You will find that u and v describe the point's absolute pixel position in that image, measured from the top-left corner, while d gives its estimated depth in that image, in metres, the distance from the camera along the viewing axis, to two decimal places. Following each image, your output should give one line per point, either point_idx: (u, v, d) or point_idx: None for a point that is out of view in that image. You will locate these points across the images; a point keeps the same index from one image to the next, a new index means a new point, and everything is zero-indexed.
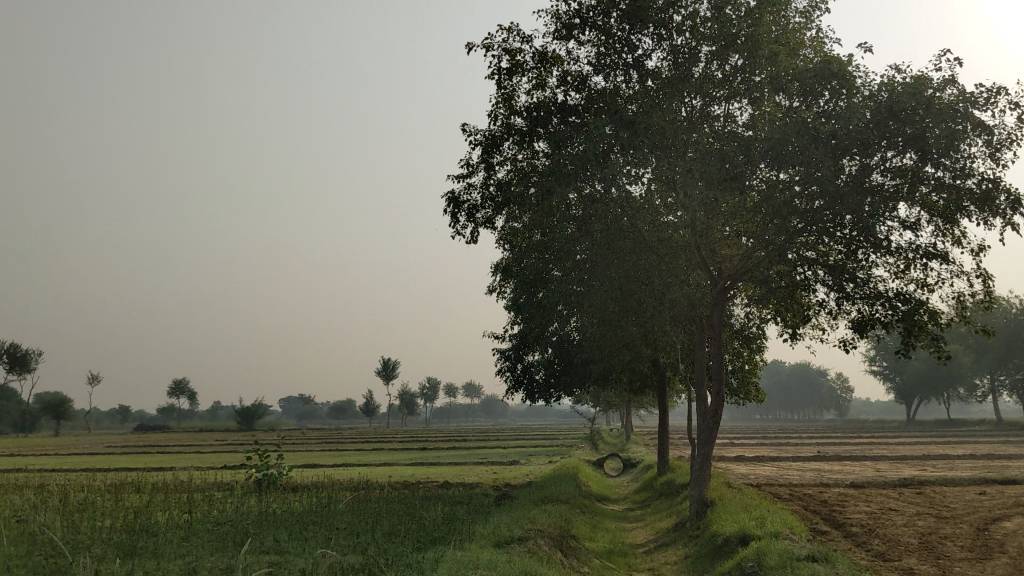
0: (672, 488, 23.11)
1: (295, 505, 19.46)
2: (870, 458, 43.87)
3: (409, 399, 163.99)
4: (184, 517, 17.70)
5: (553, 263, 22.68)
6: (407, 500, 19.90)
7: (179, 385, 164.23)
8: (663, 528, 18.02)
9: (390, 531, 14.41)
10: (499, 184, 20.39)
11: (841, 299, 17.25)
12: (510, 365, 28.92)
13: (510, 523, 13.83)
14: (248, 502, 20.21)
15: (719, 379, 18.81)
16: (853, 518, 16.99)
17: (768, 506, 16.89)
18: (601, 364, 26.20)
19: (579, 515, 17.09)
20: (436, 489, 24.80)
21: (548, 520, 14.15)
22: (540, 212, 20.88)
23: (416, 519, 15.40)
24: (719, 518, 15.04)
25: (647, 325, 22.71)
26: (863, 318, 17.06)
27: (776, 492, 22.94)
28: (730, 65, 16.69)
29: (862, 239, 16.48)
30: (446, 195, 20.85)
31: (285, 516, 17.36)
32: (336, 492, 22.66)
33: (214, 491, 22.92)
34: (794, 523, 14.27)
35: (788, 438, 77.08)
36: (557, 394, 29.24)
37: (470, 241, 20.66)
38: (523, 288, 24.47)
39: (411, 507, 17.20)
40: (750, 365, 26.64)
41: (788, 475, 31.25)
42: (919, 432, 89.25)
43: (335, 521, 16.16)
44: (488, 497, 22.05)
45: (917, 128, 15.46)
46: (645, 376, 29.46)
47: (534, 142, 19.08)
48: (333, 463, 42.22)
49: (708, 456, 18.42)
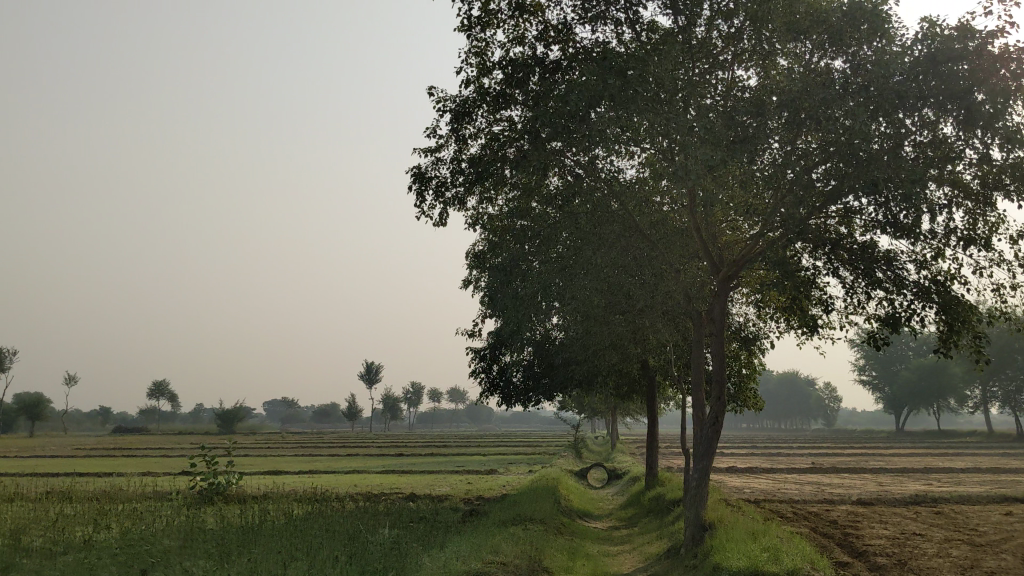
0: (662, 505, 20.67)
1: (232, 522, 16.98)
2: (869, 471, 41.65)
3: (392, 403, 161.22)
4: (98, 537, 15.21)
5: (532, 251, 20.28)
6: (360, 518, 17.42)
7: (159, 386, 161.23)
8: (654, 555, 15.54)
9: (328, 559, 11.96)
10: (472, 156, 17.99)
11: (864, 289, 14.79)
12: (486, 367, 26.30)
13: (469, 552, 11.38)
14: (179, 516, 17.71)
15: (722, 382, 16.00)
16: (877, 547, 14.56)
17: (778, 531, 14.44)
18: (585, 363, 23.73)
19: (558, 540, 14.65)
20: (400, 503, 22.30)
21: (518, 547, 11.73)
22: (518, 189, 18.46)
23: (363, 543, 12.96)
24: (721, 547, 12.62)
25: (637, 322, 20.33)
26: (891, 311, 14.59)
27: (777, 512, 20.51)
28: (737, 18, 14.36)
29: (893, 220, 14.09)
30: (410, 170, 18.37)
31: (213, 536, 14.87)
32: (284, 505, 20.17)
33: (150, 503, 20.43)
34: (813, 556, 11.87)
35: (779, 448, 75.03)
36: (536, 398, 26.75)
37: (437, 224, 18.23)
38: (499, 281, 21.91)
39: (361, 529, 14.71)
40: (748, 368, 24.31)
41: (786, 490, 28.92)
42: (911, 443, 87.37)
43: (269, 545, 13.70)
44: (455, 513, 19.62)
45: (958, 89, 13.08)
46: (633, 379, 27.05)
47: (511, 106, 16.77)
48: (299, 469, 39.62)
49: (707, 471, 15.82)
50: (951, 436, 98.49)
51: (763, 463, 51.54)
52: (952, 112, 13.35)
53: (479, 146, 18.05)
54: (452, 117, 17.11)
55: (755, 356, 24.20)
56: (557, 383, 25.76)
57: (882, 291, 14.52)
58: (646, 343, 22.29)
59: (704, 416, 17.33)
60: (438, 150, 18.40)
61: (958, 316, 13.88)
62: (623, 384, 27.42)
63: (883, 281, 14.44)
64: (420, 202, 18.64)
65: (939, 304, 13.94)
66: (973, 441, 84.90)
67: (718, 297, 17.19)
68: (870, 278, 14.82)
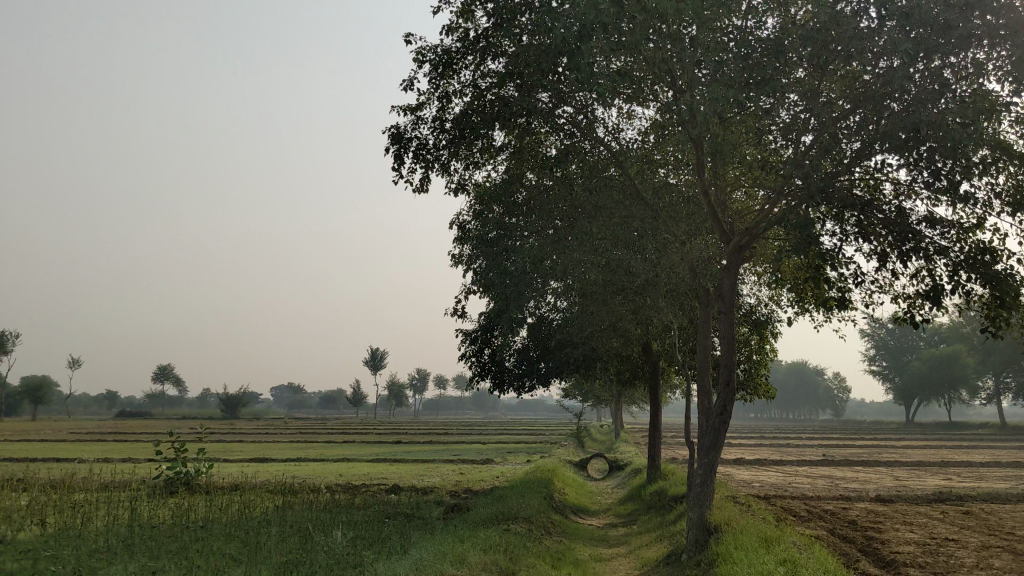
0: (663, 501, 18.90)
1: (184, 517, 15.30)
2: (884, 465, 39.65)
3: (397, 389, 160.24)
4: (24, 534, 13.53)
5: (524, 222, 18.48)
6: (327, 514, 15.75)
7: (164, 370, 160.20)
8: (650, 560, 13.79)
9: (268, 571, 10.24)
10: (458, 112, 16.26)
11: (898, 259, 12.94)
12: (476, 351, 24.41)
13: (431, 562, 9.64)
14: (128, 508, 16.06)
15: (731, 367, 14.18)
16: (906, 556, 12.71)
17: (793, 536, 12.64)
18: (583, 346, 21.97)
19: (541, 545, 12.89)
20: (378, 496, 20.60)
21: (489, 557, 10.01)
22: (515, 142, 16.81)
23: (313, 548, 11.25)
24: (727, 559, 10.86)
25: (639, 300, 18.55)
26: (932, 284, 12.70)
27: (789, 510, 18.71)
28: None
29: (930, 180, 12.24)
30: (388, 129, 16.58)
31: (153, 535, 13.20)
32: (251, 498, 18.48)
33: (106, 493, 18.78)
34: (835, 569, 10.11)
35: (787, 439, 73.11)
36: (529, 384, 24.97)
37: (418, 190, 16.44)
38: (488, 256, 20.08)
39: (318, 530, 13.01)
40: (759, 353, 22.52)
41: (799, 484, 27.12)
42: (923, 434, 85.70)
43: (209, 549, 12.00)
44: (435, 509, 17.93)
45: (1011, 26, 11.22)
46: (635, 364, 25.32)
47: (499, 56, 15.01)
48: (288, 457, 37.95)
49: (713, 466, 14.00)
50: (964, 428, 96.36)
51: (773, 454, 49.57)
52: (1007, 54, 11.49)
53: (464, 103, 16.32)
54: (433, 68, 15.37)
55: (766, 341, 22.38)
56: (553, 367, 24.02)
57: (919, 261, 12.68)
58: (648, 324, 20.51)
59: (710, 404, 15.56)
60: (418, 108, 16.63)
61: (1009, 291, 12.00)
62: (623, 370, 25.61)
63: (919, 251, 12.61)
64: (397, 165, 16.82)
65: (987, 276, 12.07)
66: (986, 434, 82.92)
67: (728, 270, 15.34)
68: (906, 247, 12.97)
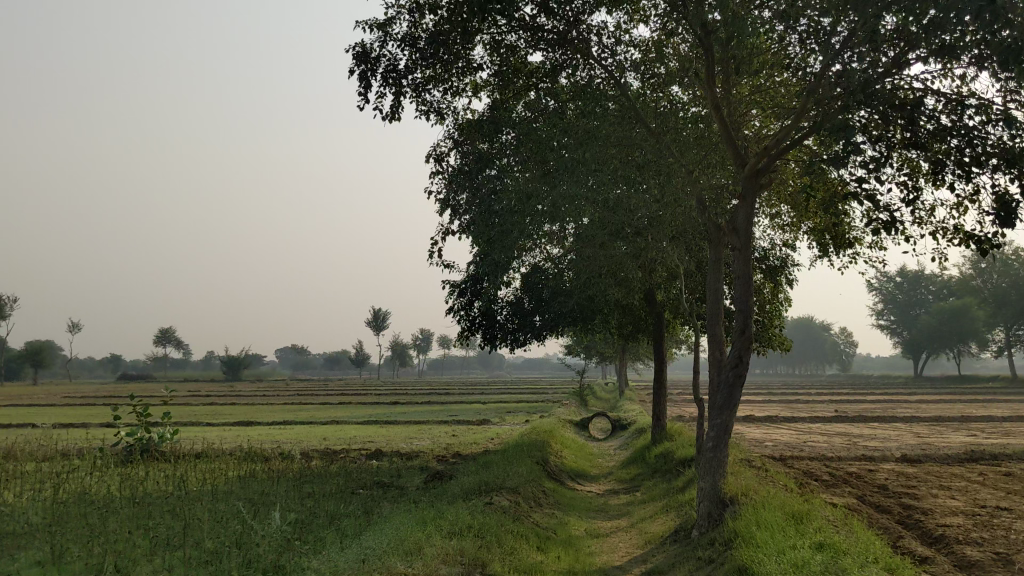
0: (670, 465, 17.02)
1: (123, 489, 13.43)
2: (900, 420, 37.92)
3: (401, 350, 158.94)
4: None
5: (512, 156, 16.41)
6: (288, 484, 13.88)
7: (166, 333, 158.95)
8: (656, 538, 11.88)
9: (184, 566, 8.33)
10: (433, 24, 14.19)
11: (961, 172, 10.77)
12: (465, 305, 22.34)
13: (381, 552, 7.72)
14: (64, 479, 14.20)
15: (748, 313, 12.08)
16: (957, 530, 10.79)
17: (824, 510, 10.69)
18: (581, 295, 19.99)
19: (526, 521, 11.01)
20: (356, 462, 18.74)
21: (456, 545, 8.10)
22: (500, 56, 14.85)
23: (248, 532, 9.37)
24: (749, 544, 8.92)
25: (641, 241, 16.53)
26: (1004, 200, 10.54)
27: (810, 473, 16.84)
28: None
29: (998, 76, 10.02)
30: (352, 46, 14.42)
31: (76, 514, 11.32)
32: (209, 466, 16.58)
33: (49, 463, 16.86)
34: (886, 555, 8.17)
35: (795, 394, 71.32)
36: (523, 340, 23.03)
37: (388, 118, 14.30)
38: (474, 196, 18.03)
39: (267, 507, 11.10)
40: (773, 299, 20.60)
41: (815, 443, 25.24)
42: (934, 388, 83.99)
43: (132, 533, 10.12)
44: (416, 477, 16.08)
45: None
46: (638, 316, 23.39)
47: None
48: (275, 419, 36.19)
49: (727, 427, 11.91)
50: (973, 382, 94.70)
51: (782, 410, 47.80)
52: None
53: (439, 15, 14.22)
54: None
55: (780, 287, 20.46)
56: (548, 320, 22.06)
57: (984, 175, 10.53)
58: (651, 268, 18.52)
59: (723, 356, 13.57)
60: (386, 23, 14.46)
61: None
62: (626, 322, 23.67)
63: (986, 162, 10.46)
64: (364, 89, 14.66)
65: None
66: (998, 387, 81.23)
67: (743, 201, 13.12)
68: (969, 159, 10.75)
